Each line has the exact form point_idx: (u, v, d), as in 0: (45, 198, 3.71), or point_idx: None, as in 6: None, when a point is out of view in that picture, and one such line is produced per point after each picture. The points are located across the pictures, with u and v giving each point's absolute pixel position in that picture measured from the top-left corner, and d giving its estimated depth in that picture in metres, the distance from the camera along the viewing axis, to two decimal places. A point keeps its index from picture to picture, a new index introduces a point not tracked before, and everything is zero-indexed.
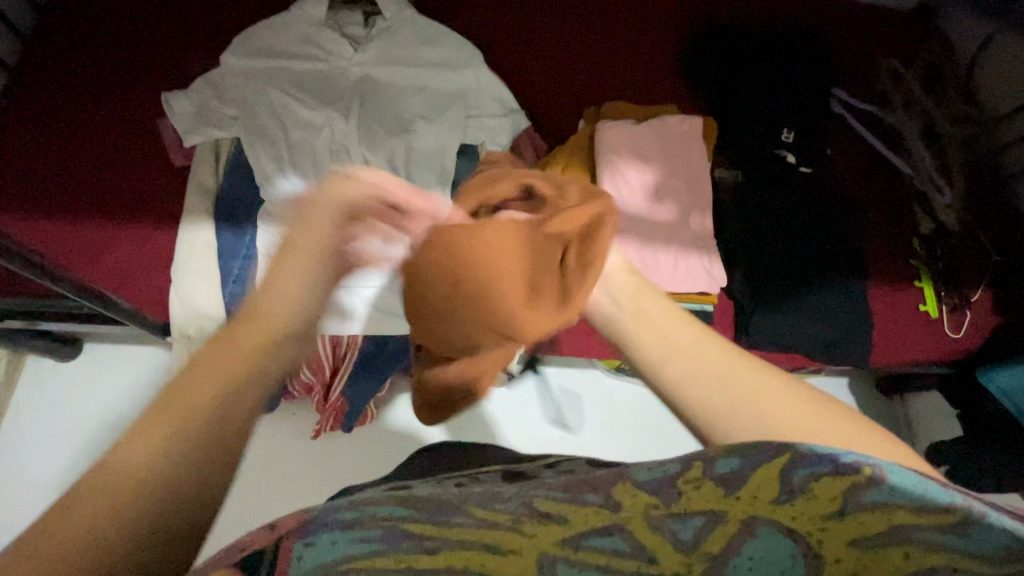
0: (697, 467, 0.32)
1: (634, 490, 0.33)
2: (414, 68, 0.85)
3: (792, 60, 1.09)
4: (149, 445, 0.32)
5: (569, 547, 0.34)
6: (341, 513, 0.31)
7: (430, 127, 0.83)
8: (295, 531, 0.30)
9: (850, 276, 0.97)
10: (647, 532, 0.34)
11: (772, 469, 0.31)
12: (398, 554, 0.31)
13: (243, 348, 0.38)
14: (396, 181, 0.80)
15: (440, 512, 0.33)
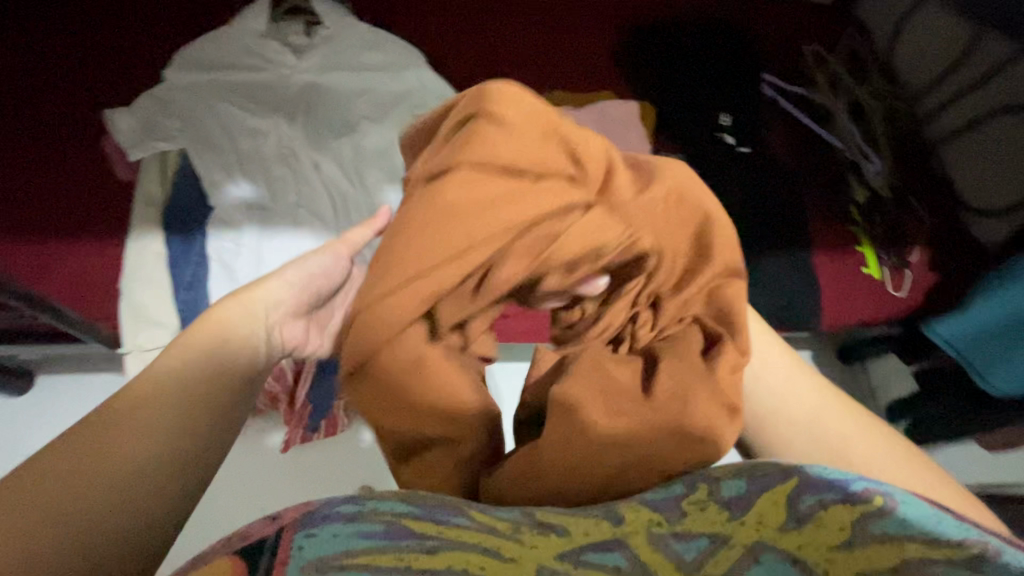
0: (702, 490, 0.41)
1: (639, 507, 0.40)
2: (358, 72, 0.88)
3: (721, 49, 1.16)
4: (99, 448, 0.40)
5: (566, 560, 0.39)
6: (374, 525, 0.36)
7: (378, 127, 0.85)
8: (295, 524, 0.35)
9: (794, 246, 1.02)
10: (651, 554, 0.40)
11: (772, 494, 0.39)
12: (398, 556, 0.36)
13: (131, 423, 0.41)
14: (347, 181, 0.81)
15: (440, 515, 0.38)
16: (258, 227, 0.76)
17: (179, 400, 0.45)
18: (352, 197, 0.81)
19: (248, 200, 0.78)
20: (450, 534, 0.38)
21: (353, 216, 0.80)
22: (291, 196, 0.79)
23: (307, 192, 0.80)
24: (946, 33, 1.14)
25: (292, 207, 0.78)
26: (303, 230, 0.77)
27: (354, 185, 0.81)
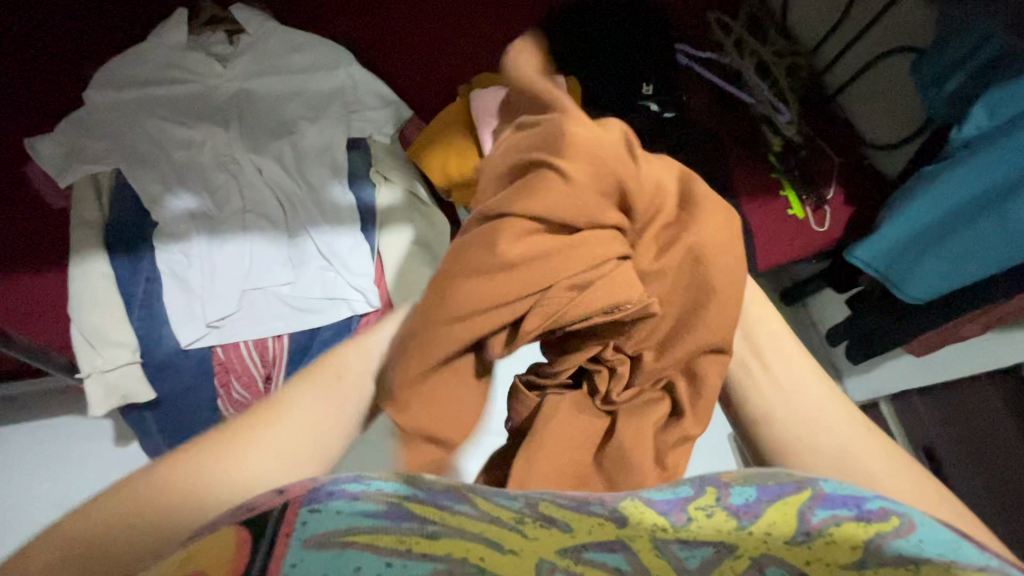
0: (709, 494, 0.37)
1: (640, 507, 0.37)
2: (288, 76, 0.88)
3: (637, 25, 1.23)
4: (187, 471, 0.42)
5: (568, 558, 0.32)
6: (378, 503, 0.33)
7: (315, 126, 0.86)
8: (301, 499, 0.33)
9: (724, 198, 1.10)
10: (651, 557, 0.33)
11: (783, 504, 0.36)
12: (399, 539, 0.31)
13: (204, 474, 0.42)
14: (292, 182, 0.82)
15: (441, 500, 0.35)
16: (206, 236, 0.76)
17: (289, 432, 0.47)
18: (299, 197, 0.81)
19: (192, 211, 0.77)
20: (451, 521, 0.33)
21: (303, 215, 0.81)
22: (237, 203, 0.79)
23: (253, 197, 0.80)
24: None
25: (238, 212, 0.78)
26: (252, 234, 0.78)
27: (300, 185, 0.82)
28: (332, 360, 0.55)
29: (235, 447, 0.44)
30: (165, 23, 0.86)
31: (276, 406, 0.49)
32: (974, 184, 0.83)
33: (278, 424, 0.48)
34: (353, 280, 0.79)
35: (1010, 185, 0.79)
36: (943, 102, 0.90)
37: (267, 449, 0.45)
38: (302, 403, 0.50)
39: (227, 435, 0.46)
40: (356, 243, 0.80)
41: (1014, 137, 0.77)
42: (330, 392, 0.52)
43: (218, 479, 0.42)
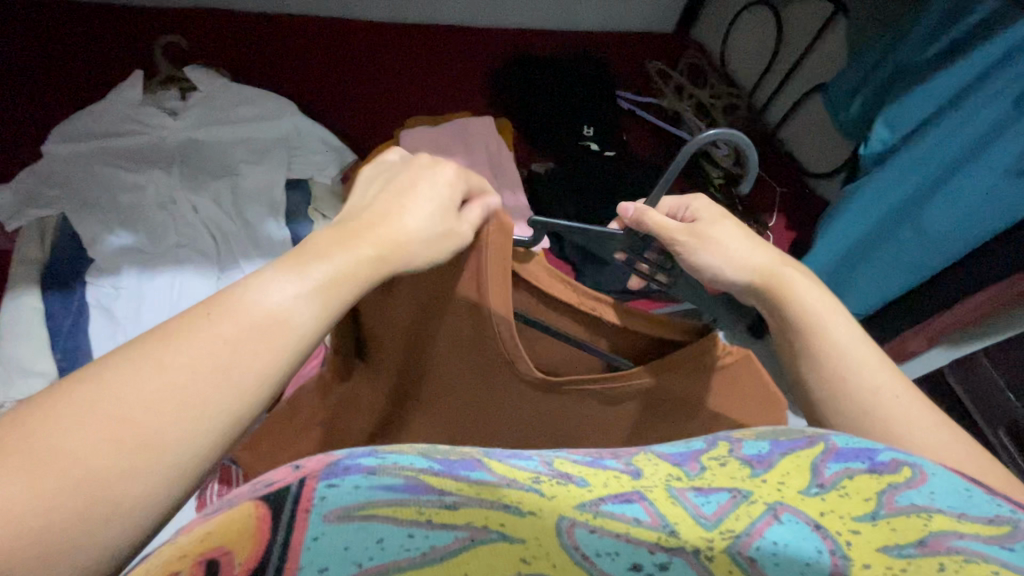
0: (722, 447, 0.34)
1: (656, 461, 0.33)
2: (234, 125, 0.95)
3: (579, 74, 1.32)
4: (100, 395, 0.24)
5: (588, 511, 0.26)
6: (399, 478, 0.25)
7: (255, 170, 0.91)
8: (319, 473, 0.24)
9: None
10: (670, 505, 0.28)
11: (797, 457, 0.32)
12: (419, 508, 0.23)
13: (150, 406, 0.24)
14: (229, 220, 0.86)
15: (460, 470, 0.27)
16: (138, 270, 0.79)
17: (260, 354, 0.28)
18: (234, 231, 0.86)
19: (128, 247, 0.81)
20: (470, 489, 0.26)
21: (235, 249, 0.85)
22: (172, 239, 0.83)
23: (190, 233, 0.84)
24: (762, 37, 1.36)
25: (173, 247, 0.82)
26: (184, 266, 0.81)
27: (236, 222, 0.87)
28: (338, 249, 0.34)
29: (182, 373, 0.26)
30: (122, 84, 0.94)
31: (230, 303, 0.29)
32: (893, 196, 0.84)
33: (265, 336, 0.28)
34: None
35: (962, 158, 0.77)
36: (852, 123, 0.93)
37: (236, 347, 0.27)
38: (290, 295, 0.30)
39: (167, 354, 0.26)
40: None
41: (962, 110, 0.74)
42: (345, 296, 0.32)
43: (177, 428, 0.25)
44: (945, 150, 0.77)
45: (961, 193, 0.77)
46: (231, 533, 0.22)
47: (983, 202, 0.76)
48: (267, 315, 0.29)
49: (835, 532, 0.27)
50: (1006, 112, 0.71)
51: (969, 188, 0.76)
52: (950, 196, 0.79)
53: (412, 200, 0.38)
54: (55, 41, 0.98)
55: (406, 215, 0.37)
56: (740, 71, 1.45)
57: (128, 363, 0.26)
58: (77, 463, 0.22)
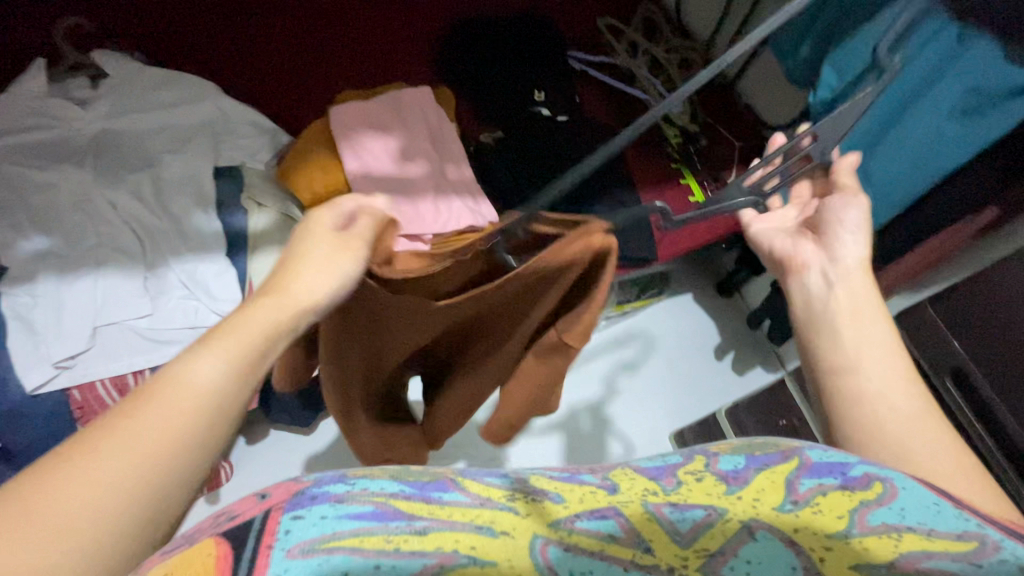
0: (698, 462, 0.39)
1: (631, 476, 0.38)
2: (153, 112, 0.88)
3: (525, 36, 1.26)
4: (70, 476, 0.28)
5: (563, 529, 0.32)
6: (369, 504, 0.31)
7: (178, 160, 0.86)
8: (285, 505, 0.30)
9: (620, 187, 1.10)
10: (645, 523, 0.33)
11: (771, 473, 0.37)
12: (385, 538, 0.29)
13: (125, 474, 0.29)
14: (155, 215, 0.81)
15: (434, 493, 0.33)
16: (56, 276, 0.74)
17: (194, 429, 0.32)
18: (160, 227, 0.80)
19: (43, 251, 0.75)
20: (441, 513, 0.32)
21: (163, 245, 0.80)
22: (92, 239, 0.77)
23: (112, 231, 0.78)
24: None
25: (94, 248, 0.76)
26: (108, 268, 0.76)
27: (163, 216, 0.81)
28: (247, 313, 0.38)
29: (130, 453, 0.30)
30: (23, 75, 0.86)
31: (165, 382, 0.33)
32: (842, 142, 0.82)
33: (201, 407, 0.33)
34: (215, 307, 0.79)
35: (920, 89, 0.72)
36: (803, 67, 0.89)
37: (175, 413, 0.32)
38: (215, 368, 0.34)
39: (107, 443, 0.29)
40: (220, 269, 0.81)
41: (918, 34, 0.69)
42: (250, 347, 0.37)
43: (122, 504, 0.28)
44: (891, 92, 0.75)
45: (909, 138, 0.75)
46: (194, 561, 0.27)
47: (929, 146, 0.74)
48: (198, 384, 0.33)
49: (808, 546, 0.32)
50: (951, 48, 0.67)
51: (915, 132, 0.74)
52: (899, 142, 0.76)
53: (312, 250, 0.44)
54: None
55: (306, 271, 0.43)
56: (694, 23, 1.40)
57: (85, 444, 0.29)
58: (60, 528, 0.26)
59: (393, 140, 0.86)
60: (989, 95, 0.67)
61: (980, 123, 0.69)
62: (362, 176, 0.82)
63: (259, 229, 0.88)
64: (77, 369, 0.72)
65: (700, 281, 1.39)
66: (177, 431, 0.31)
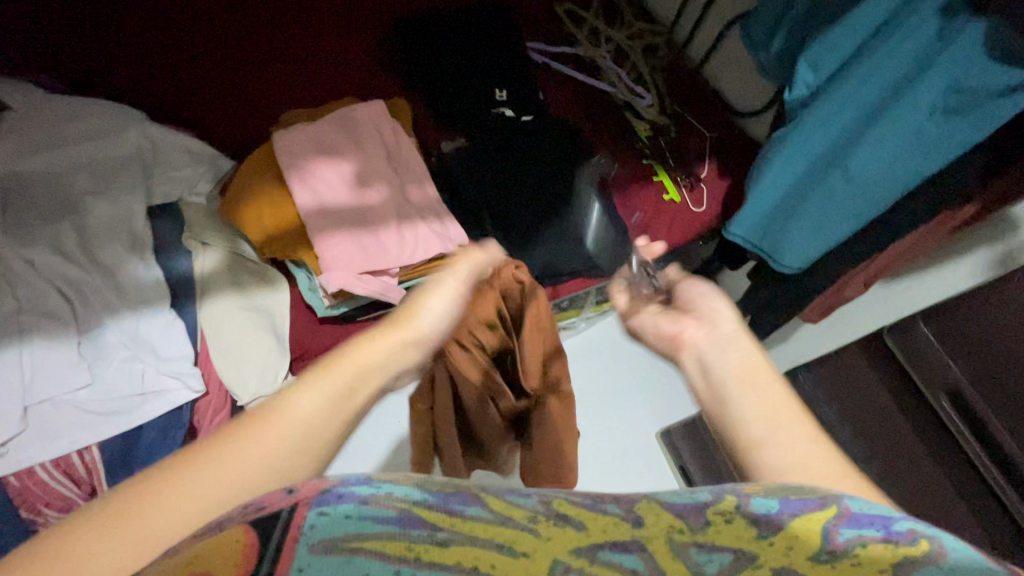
0: (726, 498, 0.27)
1: (656, 507, 0.27)
2: (68, 148, 0.78)
3: (482, 28, 1.17)
4: (195, 469, 0.31)
5: (583, 559, 0.25)
6: (393, 509, 0.23)
7: (103, 202, 0.76)
8: (308, 500, 0.22)
9: (593, 191, 1.05)
10: (671, 563, 0.25)
11: (809, 522, 0.27)
12: (408, 544, 0.22)
13: (224, 476, 0.31)
14: (83, 269, 0.72)
15: (453, 504, 0.25)
16: None
17: (295, 454, 0.34)
18: (90, 282, 0.72)
19: None
20: (466, 526, 0.24)
21: (96, 303, 0.71)
22: (10, 305, 0.67)
23: (33, 293, 0.69)
24: None
25: (13, 315, 0.67)
26: (32, 337, 0.67)
27: (92, 270, 0.72)
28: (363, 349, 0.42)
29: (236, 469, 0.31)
30: None
31: (271, 410, 0.35)
32: (819, 139, 0.78)
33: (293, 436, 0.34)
34: (164, 367, 0.71)
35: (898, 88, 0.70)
36: (774, 63, 0.85)
37: (273, 433, 0.34)
38: (309, 406, 0.36)
39: (219, 456, 0.32)
40: (166, 322, 0.73)
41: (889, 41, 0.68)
42: (348, 383, 0.39)
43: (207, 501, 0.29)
44: (871, 86, 0.71)
45: (891, 137, 0.71)
46: (213, 562, 0.21)
47: (912, 145, 0.71)
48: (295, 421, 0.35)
49: None
50: (932, 40, 0.67)
51: (896, 130, 0.70)
52: (883, 138, 0.72)
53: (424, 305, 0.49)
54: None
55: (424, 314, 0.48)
56: (658, 5, 1.34)
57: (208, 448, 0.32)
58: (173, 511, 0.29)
59: (346, 166, 0.79)
60: (973, 93, 0.64)
61: (960, 122, 0.67)
62: (317, 210, 0.75)
63: (207, 272, 0.80)
64: (9, 454, 0.64)
65: None
66: (270, 458, 0.33)
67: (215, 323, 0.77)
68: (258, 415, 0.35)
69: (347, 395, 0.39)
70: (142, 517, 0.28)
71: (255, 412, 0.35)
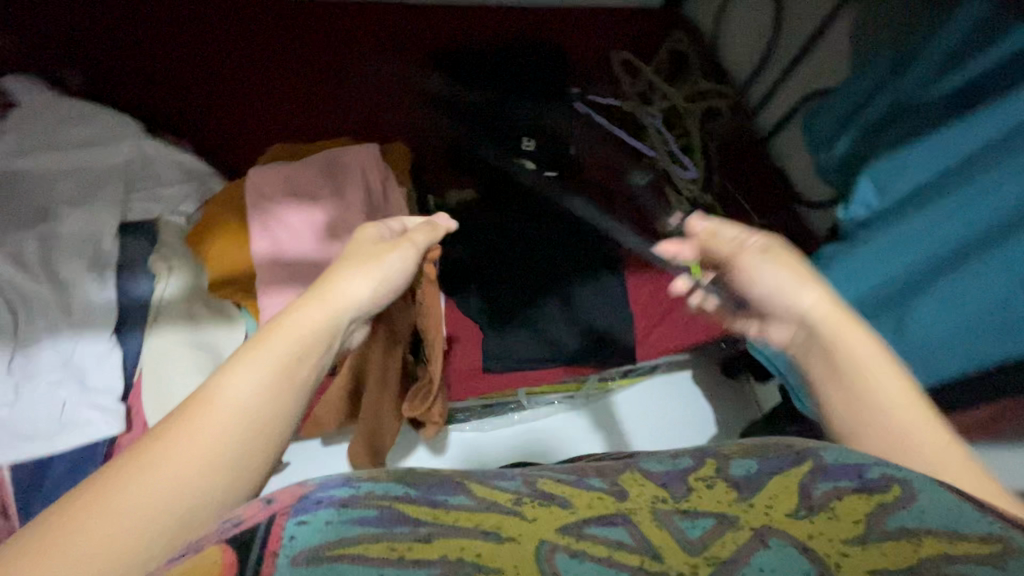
0: (708, 468, 0.34)
1: (641, 479, 0.33)
2: (59, 153, 0.77)
3: (527, 68, 1.08)
4: (135, 482, 0.28)
5: (569, 535, 0.29)
6: (374, 510, 0.29)
7: (76, 213, 0.74)
8: (289, 510, 0.28)
9: (605, 269, 0.92)
10: (654, 530, 0.29)
11: (786, 477, 0.31)
12: (390, 546, 0.27)
13: (191, 462, 0.30)
14: (36, 280, 0.70)
15: (438, 496, 0.31)
16: None
17: (258, 431, 0.32)
18: (40, 296, 0.70)
19: None
20: (447, 517, 0.29)
21: (39, 319, 0.69)
22: None
23: None
24: (755, 28, 1.10)
25: None
26: None
27: (44, 283, 0.70)
28: (285, 318, 0.38)
29: (191, 465, 0.30)
30: None
31: (201, 403, 0.32)
32: (871, 277, 0.62)
33: (232, 424, 0.32)
34: (88, 398, 0.68)
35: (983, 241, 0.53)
36: (834, 169, 0.69)
37: (210, 426, 0.31)
38: (248, 389, 0.33)
39: (158, 453, 0.30)
40: (103, 350, 0.70)
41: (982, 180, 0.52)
42: (293, 350, 0.36)
43: (175, 498, 0.29)
44: (947, 230, 0.55)
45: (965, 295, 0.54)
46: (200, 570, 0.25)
47: (985, 317, 0.53)
48: (225, 408, 0.32)
49: (823, 555, 0.27)
50: None
51: (971, 292, 0.53)
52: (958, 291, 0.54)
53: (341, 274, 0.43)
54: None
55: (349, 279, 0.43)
56: (733, 60, 1.18)
57: (135, 459, 0.30)
58: (136, 520, 0.27)
59: (321, 214, 0.71)
60: None
61: None
62: (271, 261, 0.69)
63: (166, 299, 0.76)
64: None
65: (706, 364, 1.20)
66: (220, 444, 0.31)
67: (157, 358, 0.72)
68: (195, 403, 0.32)
69: (296, 364, 0.35)
70: (87, 537, 0.26)
71: (187, 404, 0.32)
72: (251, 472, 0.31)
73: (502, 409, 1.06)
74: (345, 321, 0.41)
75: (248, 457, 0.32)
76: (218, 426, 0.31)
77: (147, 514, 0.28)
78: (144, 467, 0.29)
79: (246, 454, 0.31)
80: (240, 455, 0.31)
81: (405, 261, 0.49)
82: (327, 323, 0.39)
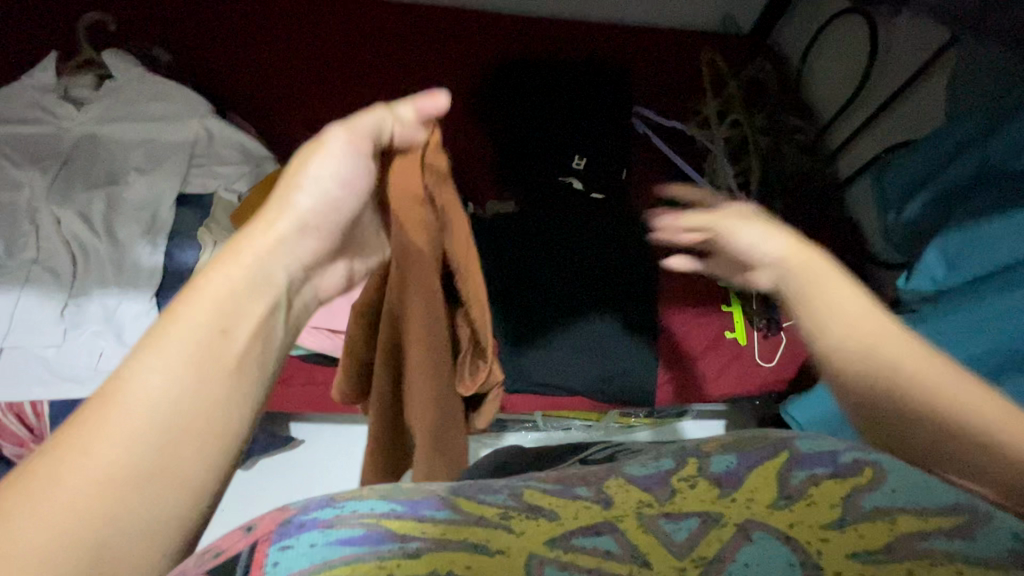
0: (690, 464, 0.30)
1: (627, 484, 0.30)
2: (139, 125, 0.84)
3: (592, 83, 1.05)
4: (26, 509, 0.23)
5: (558, 548, 0.26)
6: (362, 526, 0.26)
7: (143, 181, 0.81)
8: (270, 536, 0.25)
9: (636, 302, 0.88)
10: (642, 536, 0.27)
11: (762, 470, 0.29)
12: (377, 563, 0.25)
13: (101, 482, 0.24)
14: (96, 237, 0.76)
15: (421, 508, 0.27)
16: None
17: (185, 429, 0.26)
18: (97, 252, 0.76)
19: None
20: (433, 531, 0.26)
21: (94, 273, 0.75)
22: (31, 250, 0.75)
23: (50, 246, 0.75)
24: (850, 63, 1.02)
25: (28, 260, 0.74)
26: (32, 287, 0.73)
27: (103, 240, 0.76)
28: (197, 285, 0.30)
29: (97, 485, 0.24)
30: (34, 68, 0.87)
31: (104, 404, 0.26)
32: None
33: (149, 426, 0.26)
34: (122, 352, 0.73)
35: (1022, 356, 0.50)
36: (898, 232, 0.63)
37: (123, 435, 0.25)
38: (161, 382, 0.26)
39: (55, 472, 0.24)
40: (140, 311, 0.75)
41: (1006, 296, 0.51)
42: (221, 328, 0.29)
43: (86, 524, 0.23)
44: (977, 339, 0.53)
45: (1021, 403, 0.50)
46: None
47: None
48: (139, 406, 0.26)
49: (821, 555, 0.26)
50: None
51: None
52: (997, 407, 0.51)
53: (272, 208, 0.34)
54: (9, 26, 0.97)
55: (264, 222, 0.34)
56: (819, 95, 1.10)
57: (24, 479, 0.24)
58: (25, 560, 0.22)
59: None
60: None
61: None
62: None
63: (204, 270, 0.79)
64: None
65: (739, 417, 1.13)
66: (134, 456, 0.25)
67: None
68: (98, 405, 0.26)
69: (222, 345, 0.29)
70: None
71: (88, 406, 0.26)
72: (197, 455, 0.26)
73: (515, 427, 1.04)
74: (276, 278, 0.32)
75: (178, 468, 0.26)
76: (129, 435, 0.25)
77: (81, 536, 0.23)
78: (34, 490, 0.23)
79: (172, 465, 0.25)
80: (168, 468, 0.25)
81: (337, 163, 0.36)
82: (247, 277, 0.31)
